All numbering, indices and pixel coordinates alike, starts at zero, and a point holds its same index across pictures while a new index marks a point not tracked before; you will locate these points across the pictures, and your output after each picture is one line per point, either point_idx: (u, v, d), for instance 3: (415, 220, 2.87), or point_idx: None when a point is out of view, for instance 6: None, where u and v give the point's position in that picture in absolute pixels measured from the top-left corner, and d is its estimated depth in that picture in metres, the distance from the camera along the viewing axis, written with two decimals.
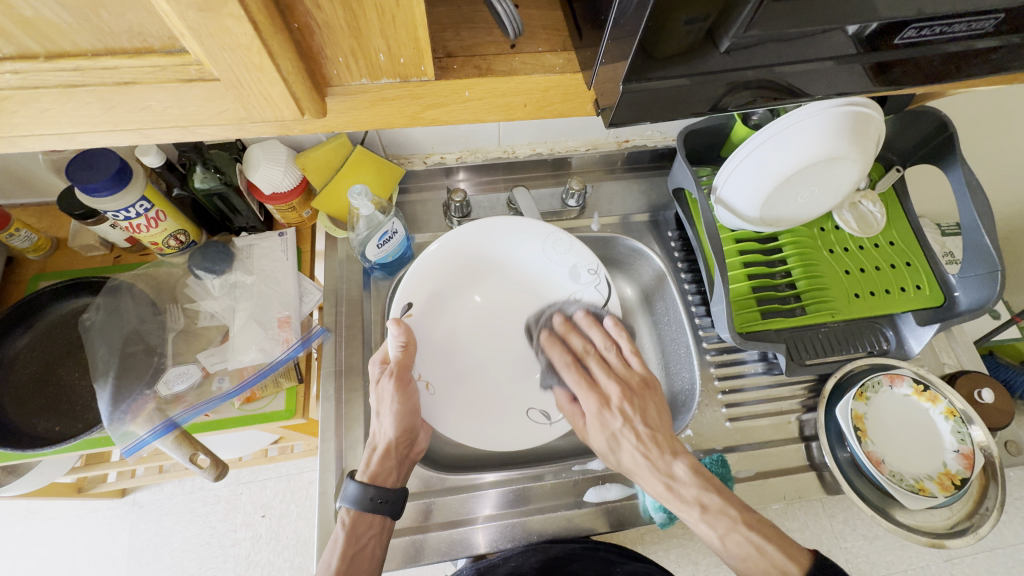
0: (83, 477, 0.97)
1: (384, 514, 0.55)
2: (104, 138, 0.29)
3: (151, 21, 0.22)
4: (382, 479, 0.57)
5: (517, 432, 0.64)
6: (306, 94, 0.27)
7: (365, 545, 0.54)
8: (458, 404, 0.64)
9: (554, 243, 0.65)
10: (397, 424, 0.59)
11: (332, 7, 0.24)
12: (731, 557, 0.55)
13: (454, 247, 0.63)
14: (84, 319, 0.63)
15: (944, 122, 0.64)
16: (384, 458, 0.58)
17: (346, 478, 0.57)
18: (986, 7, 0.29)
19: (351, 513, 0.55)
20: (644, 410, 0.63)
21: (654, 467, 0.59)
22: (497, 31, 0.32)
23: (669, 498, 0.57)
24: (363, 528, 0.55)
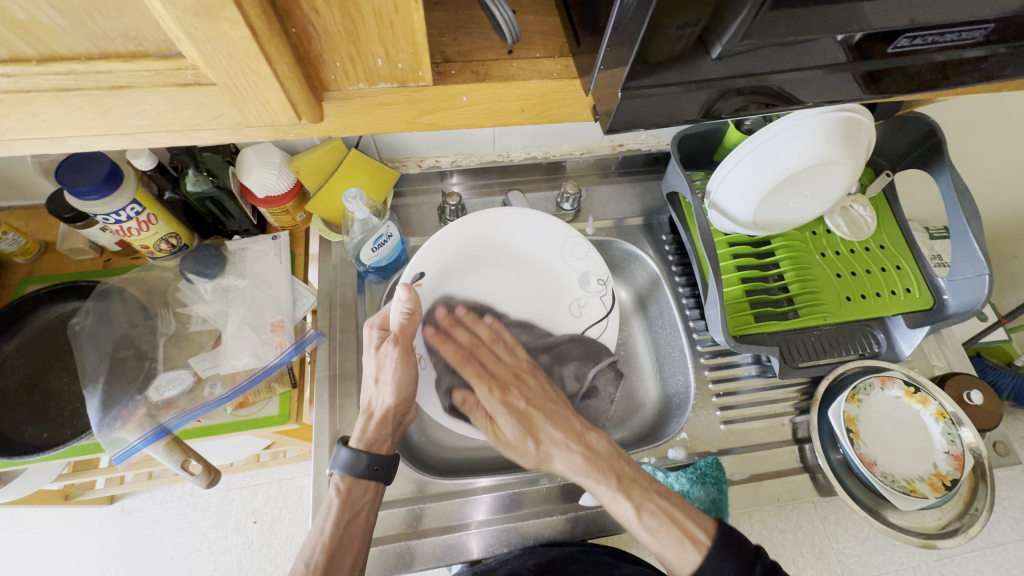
0: (71, 484, 0.96)
1: (379, 480, 0.56)
2: (97, 142, 0.28)
3: (146, 25, 0.22)
4: (377, 446, 0.57)
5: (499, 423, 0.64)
6: (303, 98, 0.27)
7: (359, 512, 0.54)
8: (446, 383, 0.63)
9: (572, 246, 0.67)
10: (396, 392, 0.57)
11: (330, 12, 0.23)
12: (646, 533, 0.53)
13: (470, 231, 0.63)
14: (73, 324, 0.62)
15: (933, 128, 0.65)
16: (381, 425, 0.58)
17: (339, 444, 0.56)
18: (974, 18, 0.29)
19: (347, 479, 0.55)
20: (542, 394, 0.64)
21: (566, 440, 0.60)
22: (494, 37, 0.32)
23: (586, 470, 0.57)
24: (359, 493, 0.55)
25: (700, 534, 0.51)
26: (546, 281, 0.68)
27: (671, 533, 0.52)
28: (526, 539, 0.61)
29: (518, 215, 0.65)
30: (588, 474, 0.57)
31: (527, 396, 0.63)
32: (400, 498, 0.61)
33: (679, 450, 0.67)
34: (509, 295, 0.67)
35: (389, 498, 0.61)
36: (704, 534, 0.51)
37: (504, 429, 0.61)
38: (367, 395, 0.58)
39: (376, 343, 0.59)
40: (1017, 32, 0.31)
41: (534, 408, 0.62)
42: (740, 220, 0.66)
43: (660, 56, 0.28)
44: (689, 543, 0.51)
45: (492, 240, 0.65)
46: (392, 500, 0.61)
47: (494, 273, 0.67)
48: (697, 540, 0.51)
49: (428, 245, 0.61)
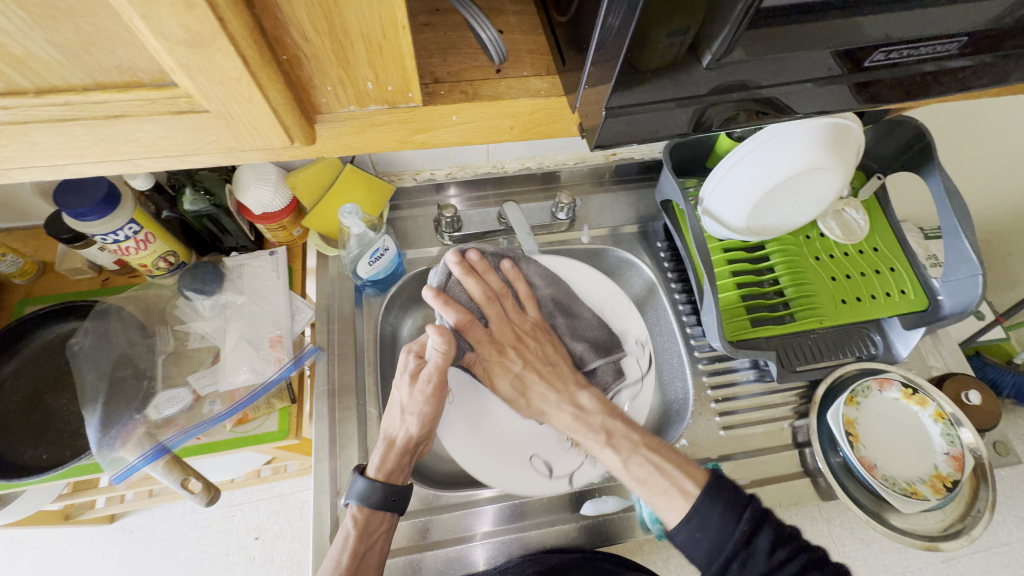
0: (71, 505, 0.96)
1: (395, 510, 0.55)
2: (93, 169, 0.29)
3: (140, 57, 0.23)
4: (394, 477, 0.57)
5: (514, 473, 0.61)
6: (295, 122, 0.28)
7: (374, 544, 0.54)
8: (467, 422, 0.63)
9: (614, 304, 0.70)
10: (422, 425, 0.58)
11: (319, 39, 0.24)
12: (635, 484, 0.55)
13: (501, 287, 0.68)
14: (72, 344, 0.62)
15: (921, 131, 0.65)
16: (399, 455, 0.57)
17: (355, 473, 0.55)
18: (942, 32, 0.30)
19: (363, 510, 0.54)
20: (541, 353, 0.67)
21: (560, 398, 0.64)
22: (482, 57, 0.33)
23: (576, 427, 0.61)
24: (375, 523, 0.55)
25: (690, 485, 0.52)
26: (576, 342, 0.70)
27: (656, 482, 0.53)
28: (529, 548, 0.61)
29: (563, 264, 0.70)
30: (579, 431, 0.61)
31: (525, 357, 0.66)
32: None
33: None
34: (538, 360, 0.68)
35: None
36: (692, 483, 0.52)
37: (500, 387, 0.66)
38: (388, 421, 0.58)
39: (410, 371, 0.58)
40: (990, 45, 0.32)
41: (530, 367, 0.66)
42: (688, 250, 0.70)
43: (654, 62, 0.28)
44: (677, 492, 0.52)
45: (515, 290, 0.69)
46: None
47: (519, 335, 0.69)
48: (686, 491, 0.51)
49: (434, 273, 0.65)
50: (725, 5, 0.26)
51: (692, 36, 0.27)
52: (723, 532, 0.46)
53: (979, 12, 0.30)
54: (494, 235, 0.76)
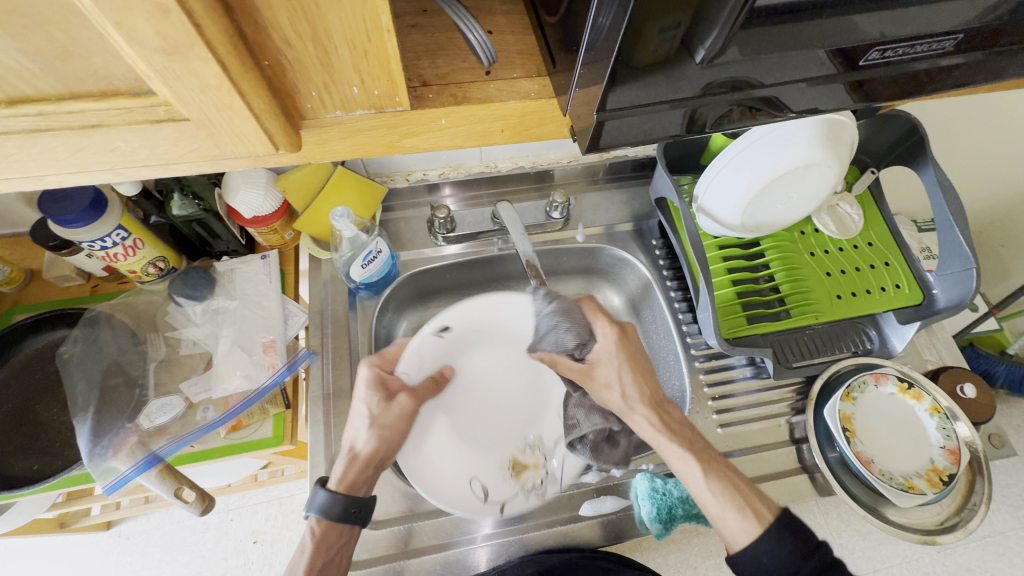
0: (66, 513, 0.95)
1: (354, 523, 0.54)
2: (73, 179, 0.28)
3: (117, 65, 0.22)
4: (356, 489, 0.55)
5: (451, 489, 0.58)
6: (279, 129, 0.27)
7: (335, 557, 0.52)
8: (423, 436, 0.60)
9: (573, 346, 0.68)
10: (386, 437, 0.56)
11: (302, 45, 0.23)
12: (708, 497, 0.54)
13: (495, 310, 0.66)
14: (61, 352, 0.61)
15: (915, 124, 0.65)
16: (360, 468, 0.55)
17: (317, 485, 0.54)
18: (933, 30, 0.30)
19: (322, 523, 0.53)
20: (635, 354, 0.62)
21: (650, 402, 0.60)
22: (471, 58, 0.33)
23: (659, 433, 0.58)
24: (334, 537, 0.53)
25: (764, 509, 0.52)
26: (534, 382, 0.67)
27: (733, 501, 0.52)
28: (528, 549, 0.61)
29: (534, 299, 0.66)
30: (663, 439, 0.58)
31: (632, 344, 0.63)
32: (398, 516, 0.61)
33: None
34: (497, 384, 0.66)
35: (386, 517, 0.61)
36: (766, 509, 0.52)
37: (599, 372, 0.62)
38: (352, 435, 0.56)
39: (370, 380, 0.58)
40: (988, 41, 0.32)
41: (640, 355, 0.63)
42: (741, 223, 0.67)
43: (645, 59, 0.27)
44: (753, 515, 0.51)
45: (496, 319, 0.65)
46: (388, 519, 0.61)
47: (493, 350, 0.67)
48: (761, 516, 0.51)
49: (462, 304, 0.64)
50: (714, 7, 0.25)
51: (687, 32, 0.26)
52: (790, 563, 0.48)
53: (973, 9, 0.30)
54: (488, 234, 0.76)
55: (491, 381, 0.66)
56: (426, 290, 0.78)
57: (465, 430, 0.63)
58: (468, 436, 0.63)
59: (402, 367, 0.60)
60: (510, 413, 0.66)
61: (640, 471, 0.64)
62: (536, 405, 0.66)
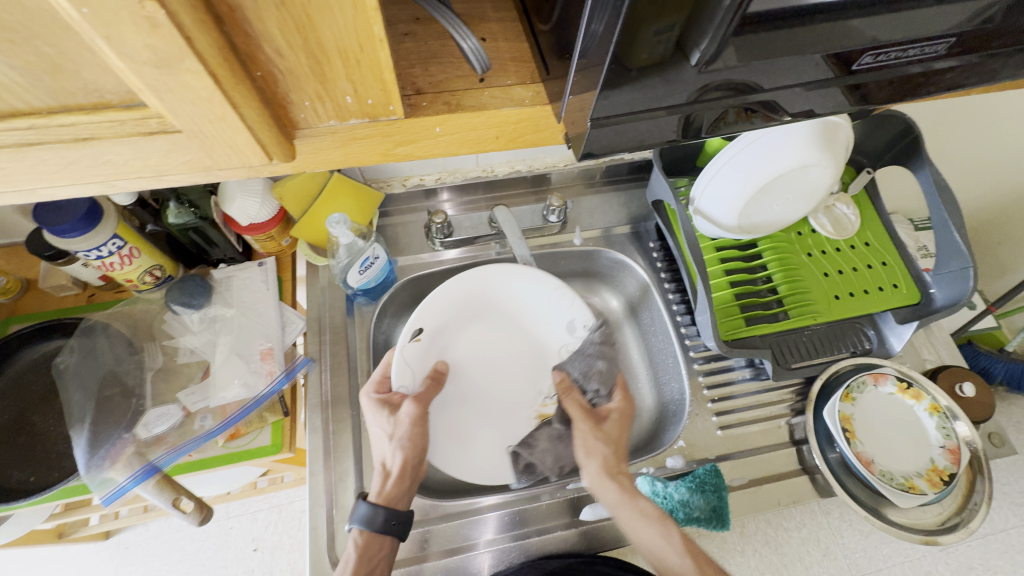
0: (64, 523, 0.94)
1: (395, 535, 0.54)
2: (66, 191, 0.28)
3: (107, 79, 0.22)
4: (396, 502, 0.55)
5: (491, 466, 0.63)
6: (273, 139, 0.27)
7: (377, 568, 0.52)
8: (442, 429, 0.63)
9: (560, 294, 0.68)
10: (412, 447, 0.57)
11: (294, 54, 0.23)
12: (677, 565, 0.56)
13: (458, 296, 0.66)
14: (57, 362, 0.61)
15: (909, 125, 0.65)
16: (399, 481, 0.56)
17: (359, 499, 0.54)
18: (925, 33, 0.30)
19: (364, 534, 0.53)
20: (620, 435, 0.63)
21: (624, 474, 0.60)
22: (465, 66, 0.33)
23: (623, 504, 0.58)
24: (375, 548, 0.53)
25: None
26: (526, 339, 0.69)
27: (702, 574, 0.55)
28: (528, 554, 0.60)
29: (505, 271, 0.67)
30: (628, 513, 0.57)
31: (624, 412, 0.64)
32: None
33: (677, 458, 0.66)
34: (496, 355, 0.68)
35: None
36: None
37: (606, 427, 0.63)
38: (382, 450, 0.57)
39: (378, 406, 0.58)
40: (977, 45, 0.32)
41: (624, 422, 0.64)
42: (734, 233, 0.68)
43: (640, 61, 0.27)
44: None
45: (477, 293, 0.67)
46: None
47: (479, 325, 0.68)
48: None
49: (427, 301, 0.64)
50: (709, 9, 0.25)
51: (685, 34, 0.26)
52: None
53: (964, 13, 0.30)
54: (485, 239, 0.76)
55: (484, 352, 0.68)
56: (424, 294, 0.78)
57: (483, 410, 0.66)
58: (487, 411, 0.66)
59: (397, 381, 0.59)
60: (515, 373, 0.68)
61: (640, 475, 0.64)
62: (533, 354, 0.69)
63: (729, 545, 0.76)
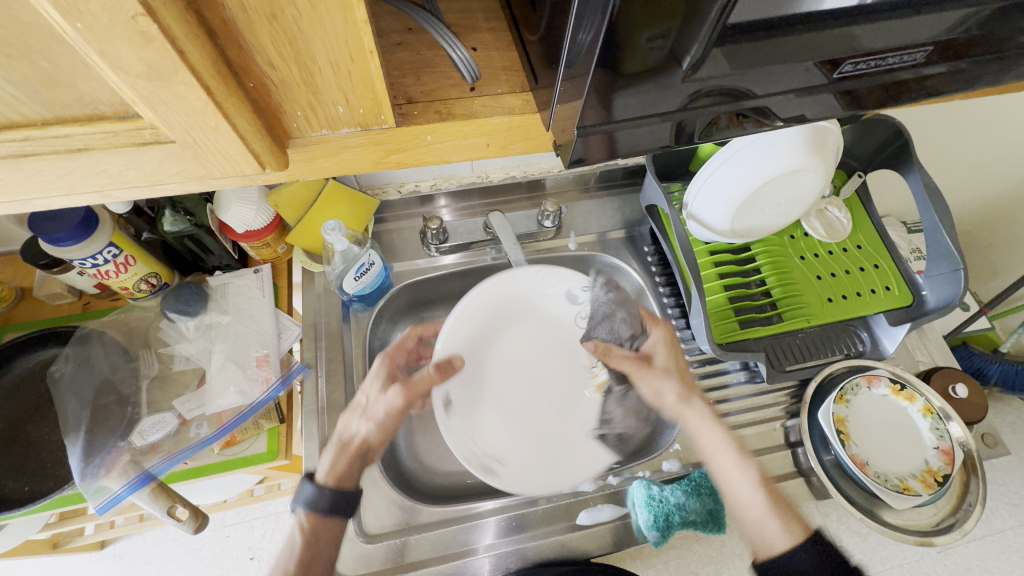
0: (59, 533, 0.94)
1: (341, 517, 0.55)
2: (61, 201, 0.28)
3: (102, 91, 0.22)
4: (345, 482, 0.56)
5: (576, 466, 0.61)
6: (265, 149, 0.27)
7: (322, 551, 0.53)
8: (514, 452, 0.61)
9: (544, 276, 0.67)
10: (379, 430, 0.59)
11: (286, 66, 0.24)
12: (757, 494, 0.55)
13: (460, 340, 0.64)
14: (53, 371, 0.61)
15: (899, 129, 0.66)
16: (349, 458, 0.57)
17: (304, 480, 0.56)
18: (905, 42, 0.31)
19: (310, 517, 0.54)
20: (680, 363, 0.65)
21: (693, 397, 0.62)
22: (456, 75, 0.33)
23: (706, 431, 0.60)
24: (320, 531, 0.54)
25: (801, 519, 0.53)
26: (555, 334, 0.68)
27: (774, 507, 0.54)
28: (524, 559, 0.60)
29: (503, 281, 0.66)
30: (710, 438, 0.60)
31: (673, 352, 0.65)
32: (393, 529, 0.61)
33: (673, 461, 0.65)
34: (538, 365, 0.67)
35: (381, 530, 0.60)
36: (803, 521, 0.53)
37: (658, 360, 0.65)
38: (345, 422, 0.59)
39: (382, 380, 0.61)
40: (954, 54, 0.33)
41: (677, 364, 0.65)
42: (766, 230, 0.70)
43: (634, 66, 0.27)
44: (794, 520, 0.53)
45: (490, 312, 0.66)
46: (385, 532, 0.60)
47: (506, 343, 0.67)
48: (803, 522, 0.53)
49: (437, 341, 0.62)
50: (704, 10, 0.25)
51: (675, 41, 0.27)
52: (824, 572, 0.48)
53: (942, 23, 0.30)
54: (481, 244, 0.77)
55: (519, 359, 0.67)
56: (421, 300, 0.79)
57: (546, 420, 0.64)
58: (552, 421, 0.64)
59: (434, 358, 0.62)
60: (558, 372, 0.67)
61: (636, 479, 0.63)
62: (564, 342, 0.68)
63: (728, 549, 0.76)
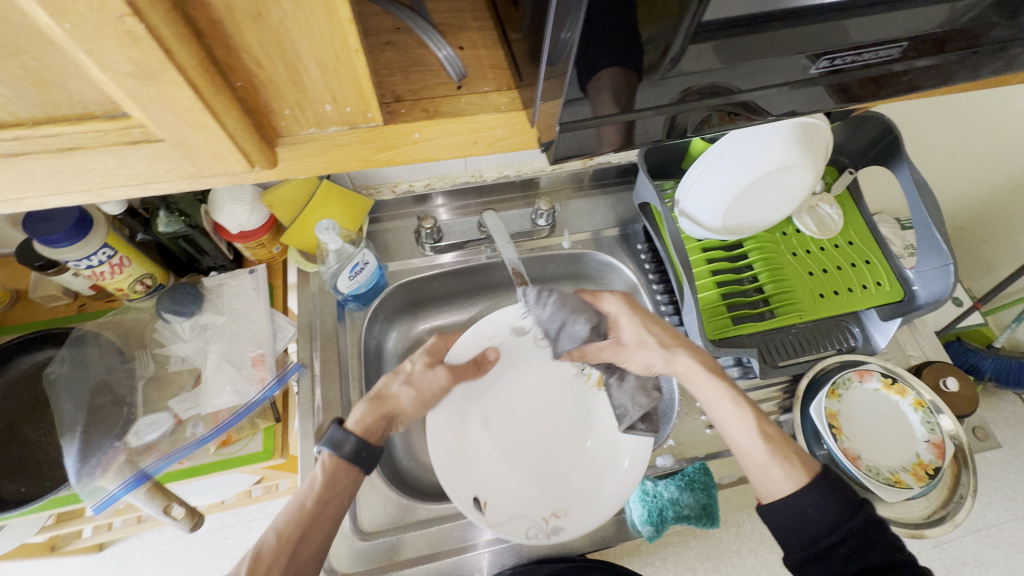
0: (57, 536, 0.94)
1: (362, 467, 0.54)
2: (54, 200, 0.28)
3: (91, 91, 0.23)
4: (370, 433, 0.56)
5: (624, 476, 0.62)
6: (254, 148, 0.28)
7: (337, 495, 0.52)
8: (565, 496, 0.63)
9: (482, 333, 0.69)
10: (416, 401, 0.60)
11: (273, 65, 0.24)
12: (759, 443, 0.53)
13: (449, 442, 0.63)
14: (48, 372, 0.61)
15: (889, 126, 0.67)
16: (379, 414, 0.57)
17: (334, 422, 0.54)
18: (884, 37, 0.31)
19: (333, 457, 0.53)
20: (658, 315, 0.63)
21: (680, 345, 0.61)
22: (444, 74, 0.34)
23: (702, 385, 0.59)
24: (340, 475, 0.53)
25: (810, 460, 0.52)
26: (529, 386, 0.70)
27: (781, 450, 0.52)
28: (520, 556, 0.61)
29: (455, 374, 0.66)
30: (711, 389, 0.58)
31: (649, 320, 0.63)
32: (389, 527, 0.61)
33: (667, 457, 0.67)
34: (536, 417, 0.68)
35: (376, 528, 0.60)
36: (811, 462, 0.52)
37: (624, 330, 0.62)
38: (384, 383, 0.61)
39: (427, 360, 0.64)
40: (931, 48, 0.33)
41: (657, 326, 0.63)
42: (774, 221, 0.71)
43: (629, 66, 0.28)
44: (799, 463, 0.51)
45: (459, 404, 0.66)
46: (381, 530, 0.60)
47: (490, 416, 0.67)
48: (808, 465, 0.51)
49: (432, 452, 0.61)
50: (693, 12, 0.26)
51: (670, 40, 0.27)
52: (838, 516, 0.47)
53: (919, 19, 0.31)
54: (476, 243, 0.77)
55: (512, 413, 0.68)
56: (417, 299, 0.79)
57: (571, 455, 0.66)
58: (580, 458, 0.66)
59: (451, 355, 0.67)
60: (553, 413, 0.69)
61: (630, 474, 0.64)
62: (541, 387, 0.70)
63: (724, 545, 0.76)
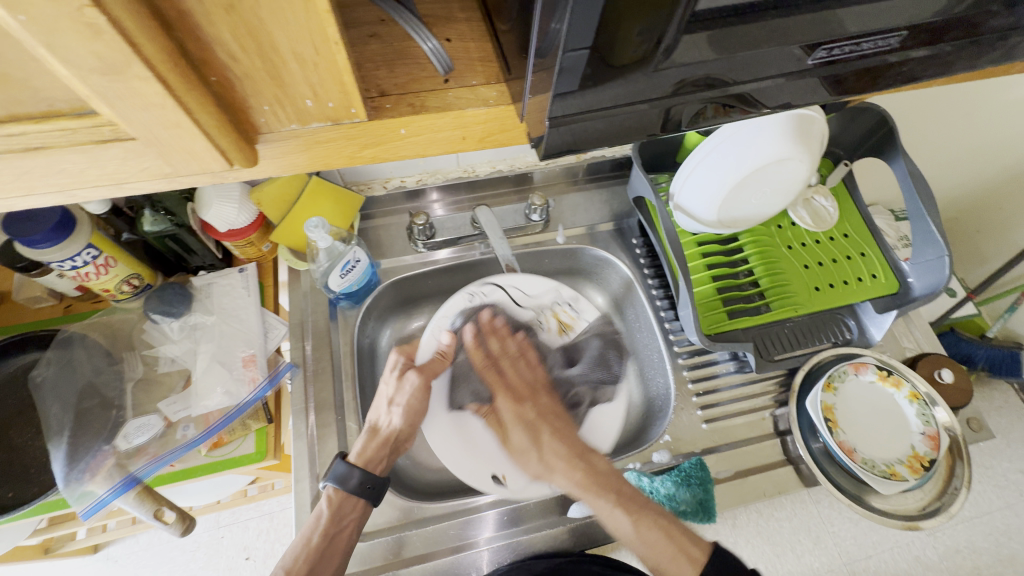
0: (50, 538, 0.93)
1: (369, 499, 0.56)
2: (25, 201, 0.27)
3: (56, 86, 0.22)
4: (373, 465, 0.58)
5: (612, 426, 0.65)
6: (232, 145, 0.27)
7: (344, 528, 0.55)
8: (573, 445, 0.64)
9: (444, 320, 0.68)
10: (405, 417, 0.61)
11: (248, 59, 0.23)
12: (642, 546, 0.56)
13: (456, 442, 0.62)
14: (34, 375, 0.60)
15: (884, 116, 0.66)
16: (378, 444, 0.59)
17: (337, 457, 0.57)
18: (880, 27, 0.31)
19: (338, 493, 0.55)
20: (554, 409, 0.64)
21: (571, 457, 0.60)
22: (430, 67, 0.33)
23: (587, 485, 0.57)
24: (348, 508, 0.56)
25: (696, 551, 0.55)
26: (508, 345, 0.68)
27: (666, 550, 0.55)
28: (517, 553, 0.60)
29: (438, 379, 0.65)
30: (591, 492, 0.57)
31: (541, 408, 0.63)
32: (386, 526, 0.60)
33: (663, 452, 0.66)
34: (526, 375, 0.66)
35: (373, 529, 0.60)
36: (699, 551, 0.55)
37: (511, 438, 0.61)
38: (375, 413, 0.61)
39: (399, 370, 0.64)
40: (927, 39, 0.33)
41: (543, 418, 0.63)
42: (777, 209, 0.70)
43: (616, 59, 0.27)
44: (685, 559, 0.54)
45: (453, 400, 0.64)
46: (376, 530, 0.60)
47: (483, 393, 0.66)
48: (694, 559, 0.54)
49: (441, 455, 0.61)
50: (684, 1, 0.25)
51: (658, 31, 0.26)
52: None
53: (916, 7, 0.30)
54: (469, 240, 0.76)
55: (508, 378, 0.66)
56: (410, 296, 0.79)
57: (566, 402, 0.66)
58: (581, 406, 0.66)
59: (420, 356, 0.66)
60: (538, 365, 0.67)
61: (627, 470, 0.64)
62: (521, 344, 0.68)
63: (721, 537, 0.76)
